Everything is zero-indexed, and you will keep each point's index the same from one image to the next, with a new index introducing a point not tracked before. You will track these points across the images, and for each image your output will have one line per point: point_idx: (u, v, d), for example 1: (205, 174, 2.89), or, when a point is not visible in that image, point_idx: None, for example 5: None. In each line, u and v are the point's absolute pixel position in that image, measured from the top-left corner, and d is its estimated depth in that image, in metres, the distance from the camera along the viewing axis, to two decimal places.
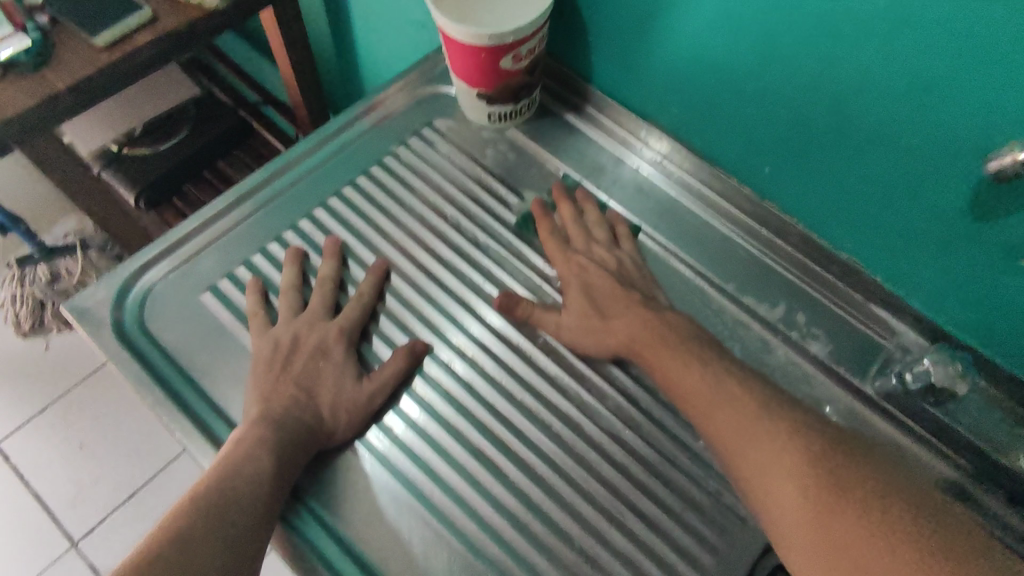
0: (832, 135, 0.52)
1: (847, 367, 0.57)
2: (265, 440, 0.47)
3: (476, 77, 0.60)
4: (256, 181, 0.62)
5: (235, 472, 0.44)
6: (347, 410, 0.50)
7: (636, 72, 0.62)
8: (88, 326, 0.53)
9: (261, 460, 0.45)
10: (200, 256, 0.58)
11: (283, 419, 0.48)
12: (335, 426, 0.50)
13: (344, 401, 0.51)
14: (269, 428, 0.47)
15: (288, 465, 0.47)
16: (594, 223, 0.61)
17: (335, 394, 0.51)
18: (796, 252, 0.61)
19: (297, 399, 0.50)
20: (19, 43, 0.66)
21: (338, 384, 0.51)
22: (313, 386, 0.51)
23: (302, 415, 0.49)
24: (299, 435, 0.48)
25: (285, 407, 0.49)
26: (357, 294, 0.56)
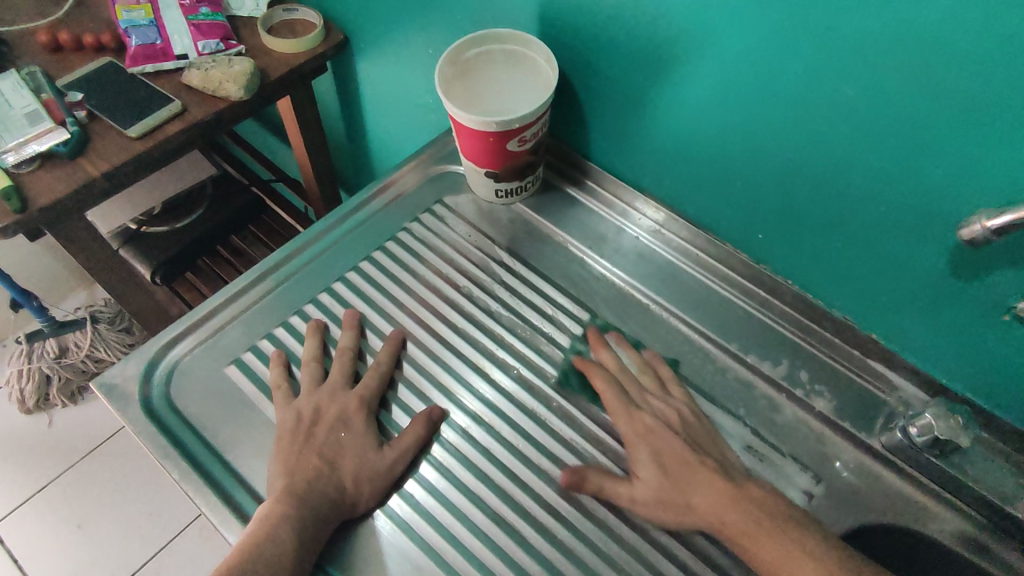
0: (819, 206, 0.56)
1: (852, 422, 0.59)
2: (288, 518, 0.48)
3: (484, 157, 0.64)
4: (278, 258, 0.65)
5: (257, 557, 0.46)
6: (369, 480, 0.51)
7: (632, 151, 0.67)
8: (117, 402, 0.55)
9: (283, 540, 0.47)
10: (224, 331, 0.60)
11: (306, 494, 0.49)
12: (357, 496, 0.51)
13: (365, 470, 0.52)
14: (292, 505, 0.48)
15: (310, 543, 0.48)
16: (638, 368, 0.60)
17: (357, 464, 0.52)
18: (793, 311, 0.64)
19: (320, 471, 0.51)
20: (59, 136, 0.71)
21: (360, 453, 0.53)
22: (336, 456, 0.53)
23: (325, 487, 0.50)
24: (320, 510, 0.49)
25: (308, 480, 0.50)
26: (375, 364, 0.58)
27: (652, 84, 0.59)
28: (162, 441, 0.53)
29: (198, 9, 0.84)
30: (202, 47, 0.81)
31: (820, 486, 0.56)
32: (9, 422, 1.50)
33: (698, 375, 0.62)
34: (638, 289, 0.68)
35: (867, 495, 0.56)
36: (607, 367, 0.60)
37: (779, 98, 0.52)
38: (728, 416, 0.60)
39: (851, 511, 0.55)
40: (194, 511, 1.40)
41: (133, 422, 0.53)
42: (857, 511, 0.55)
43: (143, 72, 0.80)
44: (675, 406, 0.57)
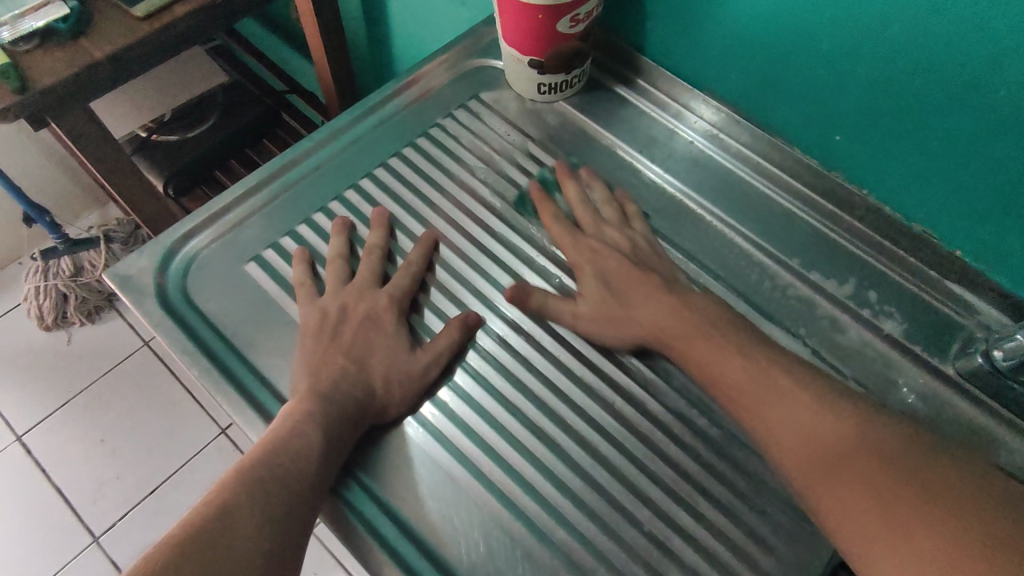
0: (917, 98, 0.49)
1: (923, 346, 0.54)
2: (314, 415, 0.44)
3: (530, 42, 0.57)
4: (298, 151, 0.59)
5: (281, 451, 0.42)
6: (401, 382, 0.48)
7: (694, 40, 0.59)
8: (130, 295, 0.51)
9: (308, 437, 0.43)
10: (244, 226, 0.56)
11: (333, 394, 0.46)
12: (389, 400, 0.47)
13: (397, 374, 0.48)
14: (318, 403, 0.45)
15: (337, 441, 0.44)
16: (677, 264, 0.57)
17: (388, 366, 0.48)
18: (864, 225, 0.58)
19: (348, 371, 0.47)
20: (56, 11, 0.64)
21: (391, 355, 0.49)
22: (365, 357, 0.49)
23: (354, 386, 0.47)
24: (349, 409, 0.46)
25: (335, 379, 0.47)
26: (407, 265, 0.54)
27: None
28: (180, 336, 0.49)
29: None
30: None
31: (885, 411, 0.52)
32: (29, 339, 1.50)
33: (754, 292, 0.57)
34: (691, 198, 0.62)
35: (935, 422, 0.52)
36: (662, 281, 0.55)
37: None
38: (787, 335, 0.55)
39: None
40: (214, 431, 1.41)
41: (149, 315, 0.50)
42: None
43: None
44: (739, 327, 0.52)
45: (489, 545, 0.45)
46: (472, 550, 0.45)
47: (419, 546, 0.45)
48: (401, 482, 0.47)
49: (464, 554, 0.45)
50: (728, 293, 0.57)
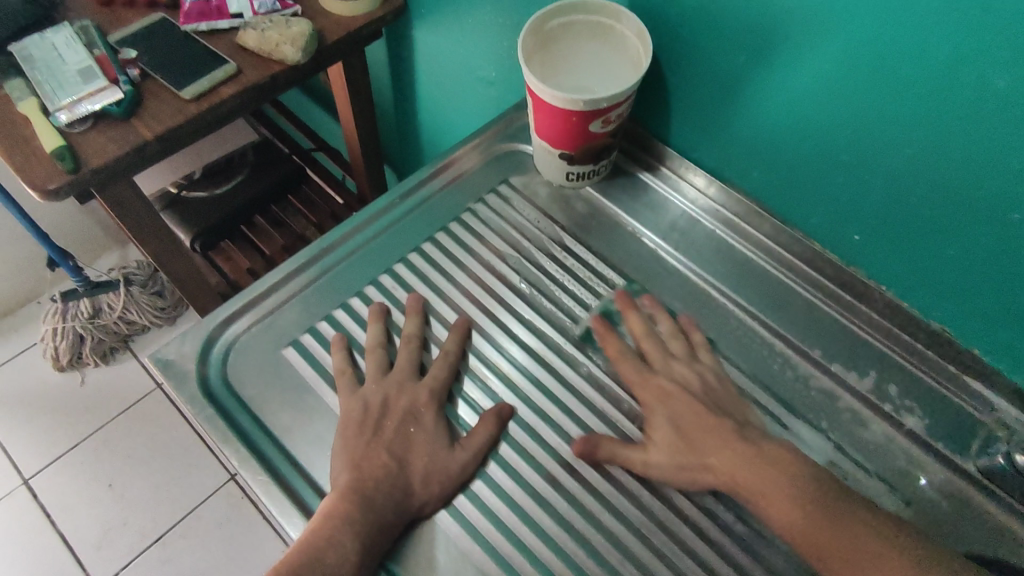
0: (934, 208, 0.51)
1: (945, 443, 0.55)
2: (351, 521, 0.46)
3: (563, 139, 0.60)
4: (338, 235, 0.62)
5: (316, 566, 0.44)
6: (437, 479, 0.49)
7: (718, 137, 0.62)
8: (174, 379, 0.52)
9: (347, 546, 0.45)
10: (283, 309, 0.58)
11: (371, 496, 0.47)
12: (425, 498, 0.49)
13: (435, 471, 0.49)
14: (355, 508, 0.46)
15: (373, 547, 0.46)
16: (668, 334, 0.59)
17: (427, 463, 0.50)
18: (883, 318, 0.60)
19: (388, 469, 0.49)
20: (112, 95, 0.68)
21: (429, 451, 0.50)
22: (404, 453, 0.50)
23: (391, 486, 0.48)
24: (386, 514, 0.47)
25: (374, 478, 0.48)
26: (442, 354, 0.56)
27: (756, 65, 0.54)
28: (222, 423, 0.50)
29: None
30: (258, 6, 0.77)
31: (909, 510, 0.53)
32: (43, 380, 1.51)
33: (777, 383, 0.58)
34: (713, 285, 0.63)
35: (959, 522, 0.52)
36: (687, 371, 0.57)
37: (901, 86, 0.47)
38: (810, 428, 0.56)
39: (939, 537, 0.51)
40: (221, 478, 1.40)
41: (191, 401, 0.51)
42: (948, 538, 0.51)
43: (196, 30, 0.76)
44: (696, 373, 0.56)
45: None
46: None
47: None
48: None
49: None
50: (752, 384, 0.58)
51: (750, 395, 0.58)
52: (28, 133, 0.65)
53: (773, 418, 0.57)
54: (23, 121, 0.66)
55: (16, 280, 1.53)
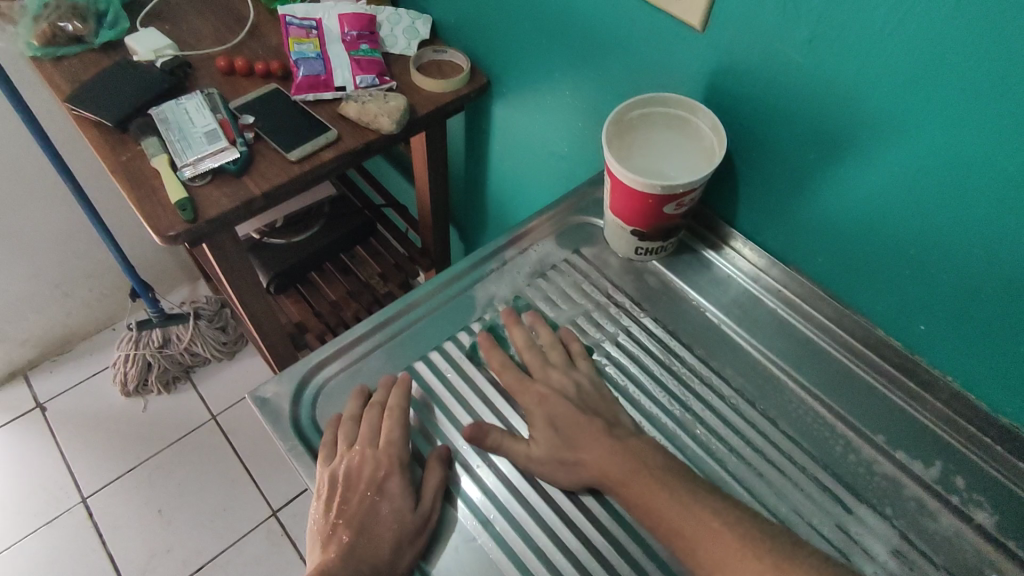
0: (999, 303, 0.53)
1: (1015, 540, 0.54)
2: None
3: (636, 217, 0.65)
4: (422, 292, 0.67)
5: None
6: (401, 545, 0.51)
7: (784, 223, 0.65)
8: (269, 416, 0.57)
9: None
10: (368, 358, 0.62)
11: (339, 574, 0.49)
12: (396, 562, 0.50)
13: (401, 536, 0.51)
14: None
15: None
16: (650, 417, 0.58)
17: (389, 531, 0.51)
18: (948, 409, 0.60)
19: (356, 543, 0.51)
20: (229, 155, 0.76)
21: (393, 520, 0.52)
22: (370, 525, 0.52)
23: (360, 558, 0.50)
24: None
25: (343, 553, 0.51)
26: (397, 415, 0.56)
27: (826, 161, 0.58)
28: None
29: (359, 45, 0.89)
30: (360, 81, 0.86)
31: None
32: (110, 403, 1.59)
33: (840, 465, 0.59)
34: (776, 364, 0.65)
35: None
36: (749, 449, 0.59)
37: (970, 188, 0.50)
38: (874, 515, 0.56)
39: None
40: (265, 512, 1.44)
41: (284, 437, 0.56)
42: None
43: (304, 100, 0.85)
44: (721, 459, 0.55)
45: None
46: None
47: None
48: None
49: None
50: (814, 465, 0.59)
51: (812, 475, 0.58)
52: (155, 184, 0.74)
53: (836, 500, 0.57)
54: (153, 174, 0.74)
55: (99, 306, 1.64)
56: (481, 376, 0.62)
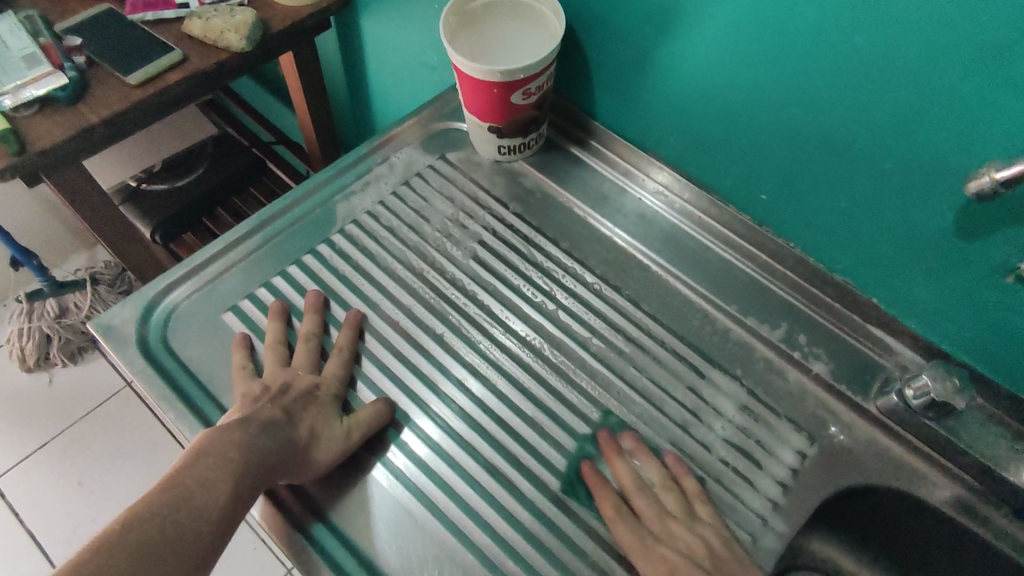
0: (822, 163, 0.55)
1: (848, 384, 0.59)
2: (229, 462, 0.45)
3: (488, 111, 0.64)
4: (278, 208, 0.65)
5: (186, 500, 0.42)
6: (327, 440, 0.50)
7: (635, 109, 0.65)
8: (114, 342, 0.55)
9: (218, 489, 0.43)
10: (222, 278, 0.61)
11: (255, 442, 0.47)
12: (312, 451, 0.50)
13: (323, 432, 0.51)
14: (236, 449, 0.46)
15: (249, 486, 0.45)
16: None
17: (318, 426, 0.51)
18: (794, 274, 0.64)
19: (276, 421, 0.49)
20: (57, 81, 0.70)
21: (323, 420, 0.51)
22: (293, 416, 0.51)
23: (280, 435, 0.48)
24: (271, 457, 0.47)
25: (264, 425, 0.48)
26: (336, 347, 0.57)
27: (660, 38, 0.57)
28: (161, 385, 0.53)
29: None
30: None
31: (814, 447, 0.57)
32: (10, 382, 1.50)
33: (697, 337, 0.62)
34: (639, 250, 0.67)
35: (858, 456, 0.57)
36: (606, 330, 0.61)
37: (783, 45, 0.50)
38: (726, 376, 0.59)
39: (843, 473, 0.56)
40: None
41: (129, 360, 0.54)
42: (848, 471, 0.56)
43: (142, 20, 0.78)
44: (578, 430, 0.53)
45: (424, 570, 0.49)
46: (405, 574, 0.49)
47: (368, 568, 0.49)
48: (372, 528, 0.51)
49: None
50: (673, 338, 0.61)
51: (670, 347, 0.61)
52: None
53: (692, 368, 0.60)
54: None
55: None
56: (343, 286, 0.61)
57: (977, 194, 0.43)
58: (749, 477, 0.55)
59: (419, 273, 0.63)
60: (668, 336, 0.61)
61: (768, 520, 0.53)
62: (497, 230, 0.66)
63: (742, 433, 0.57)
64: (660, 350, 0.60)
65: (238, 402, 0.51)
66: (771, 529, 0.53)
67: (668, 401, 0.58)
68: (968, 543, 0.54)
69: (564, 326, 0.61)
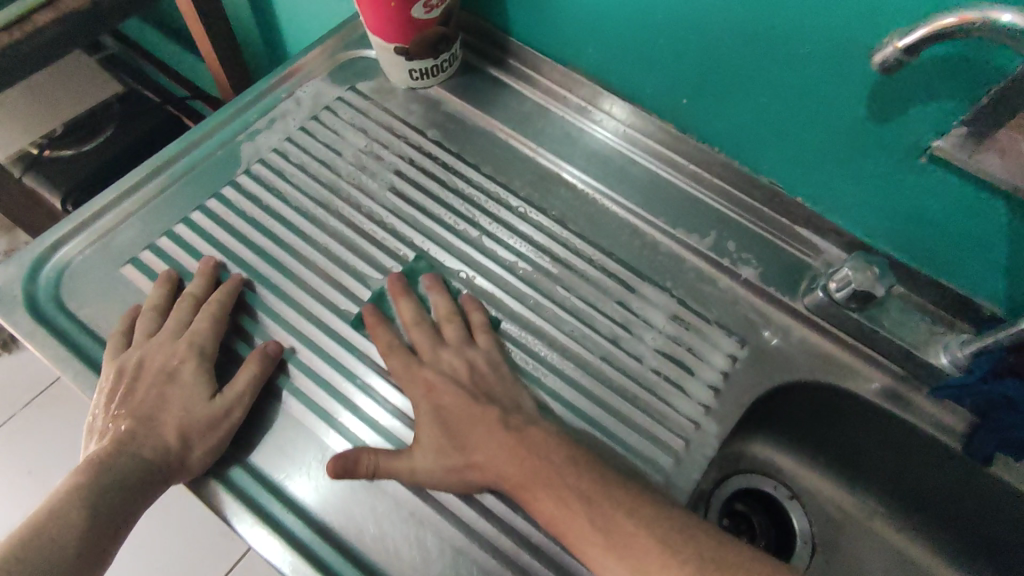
0: (737, 57, 0.52)
1: (776, 286, 0.59)
2: (81, 487, 0.43)
3: (391, 31, 0.59)
4: (176, 150, 0.61)
5: (32, 544, 0.41)
6: (204, 425, 0.47)
7: (553, 18, 0.61)
8: (2, 305, 0.51)
9: (71, 515, 0.42)
10: (119, 228, 0.57)
11: (112, 461, 0.45)
12: (185, 452, 0.46)
13: (194, 422, 0.47)
14: (88, 474, 0.44)
15: (110, 505, 0.44)
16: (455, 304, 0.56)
17: (187, 416, 0.47)
18: (721, 182, 0.62)
19: (135, 432, 0.46)
20: None
21: (193, 404, 0.48)
22: (160, 410, 0.48)
23: (144, 446, 0.46)
24: (133, 474, 0.45)
25: (125, 439, 0.46)
26: (211, 305, 0.52)
27: None
28: (58, 344, 0.50)
29: None
30: None
31: (744, 349, 0.57)
32: None
33: (627, 253, 0.60)
34: (566, 170, 0.64)
35: (787, 355, 0.57)
36: (532, 254, 0.59)
37: None
38: (656, 288, 0.59)
39: (775, 372, 0.56)
40: None
41: (19, 320, 0.51)
42: (780, 370, 0.56)
43: None
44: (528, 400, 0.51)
45: (359, 509, 0.48)
46: (342, 514, 0.47)
47: (302, 513, 0.47)
48: (303, 471, 0.49)
49: (368, 530, 0.47)
50: (602, 255, 0.60)
51: (600, 265, 0.59)
52: None
53: (623, 283, 0.59)
54: None
55: None
56: (253, 230, 0.58)
57: (881, 68, 0.42)
58: (682, 385, 0.55)
59: (334, 210, 0.59)
60: (600, 256, 0.60)
61: (702, 423, 0.53)
62: (415, 160, 0.63)
63: (673, 342, 0.56)
64: (590, 269, 0.59)
65: (117, 377, 0.49)
66: (706, 432, 0.53)
67: (598, 318, 0.57)
68: (897, 429, 0.56)
69: (489, 253, 0.59)
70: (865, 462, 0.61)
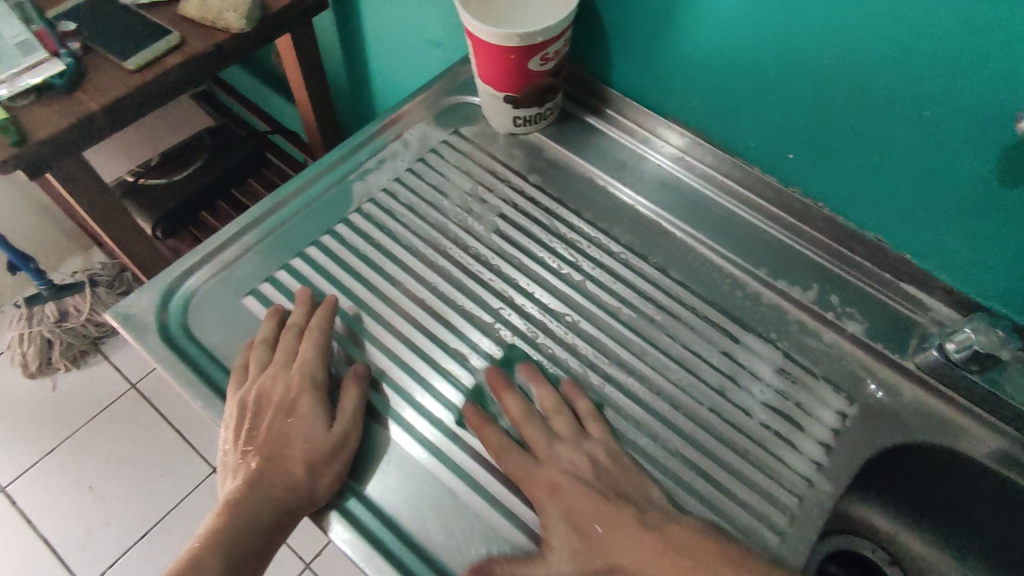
0: (854, 116, 0.53)
1: (884, 343, 0.58)
2: (220, 531, 0.45)
3: (504, 80, 0.62)
4: (292, 187, 0.64)
5: None
6: (324, 455, 0.48)
7: (658, 72, 0.63)
8: (136, 331, 0.54)
9: (213, 559, 0.44)
10: (239, 262, 0.59)
11: (245, 502, 0.46)
12: (312, 489, 0.47)
13: (315, 454, 0.48)
14: (226, 517, 0.46)
15: (245, 549, 0.45)
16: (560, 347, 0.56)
17: (307, 448, 0.48)
18: (824, 236, 0.62)
19: (264, 471, 0.47)
20: (53, 67, 0.68)
21: (311, 436, 0.49)
22: (283, 443, 0.49)
23: (273, 486, 0.47)
24: (265, 516, 0.46)
25: (254, 478, 0.47)
26: (313, 332, 0.54)
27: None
28: (187, 372, 0.52)
29: None
30: None
31: (854, 407, 0.56)
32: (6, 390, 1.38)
33: (730, 303, 0.60)
34: (664, 218, 0.65)
35: (898, 414, 0.56)
36: (634, 299, 0.60)
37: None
38: (759, 340, 0.58)
39: (888, 432, 0.55)
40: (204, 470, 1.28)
41: (151, 347, 0.53)
42: (893, 430, 0.55)
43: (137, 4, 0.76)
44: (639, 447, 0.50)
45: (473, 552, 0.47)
46: (457, 556, 0.47)
47: (417, 552, 0.47)
48: (417, 509, 0.49)
49: None
50: (704, 304, 0.60)
51: (702, 314, 0.59)
52: None
53: (726, 333, 0.58)
54: None
55: None
56: (365, 267, 0.60)
57: None
58: (792, 441, 0.54)
59: (441, 249, 0.61)
60: (701, 304, 0.60)
61: (815, 481, 0.52)
62: (517, 203, 0.65)
63: (780, 395, 0.56)
64: (692, 318, 0.59)
65: (242, 409, 0.50)
66: (819, 491, 0.52)
67: (703, 367, 0.57)
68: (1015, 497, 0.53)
69: (592, 298, 0.59)
70: (975, 530, 0.58)
